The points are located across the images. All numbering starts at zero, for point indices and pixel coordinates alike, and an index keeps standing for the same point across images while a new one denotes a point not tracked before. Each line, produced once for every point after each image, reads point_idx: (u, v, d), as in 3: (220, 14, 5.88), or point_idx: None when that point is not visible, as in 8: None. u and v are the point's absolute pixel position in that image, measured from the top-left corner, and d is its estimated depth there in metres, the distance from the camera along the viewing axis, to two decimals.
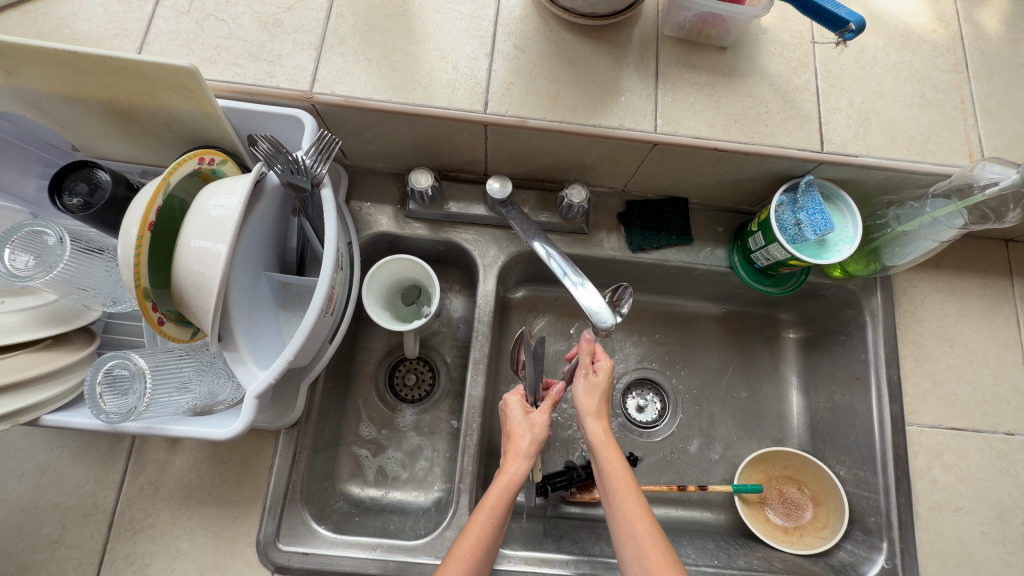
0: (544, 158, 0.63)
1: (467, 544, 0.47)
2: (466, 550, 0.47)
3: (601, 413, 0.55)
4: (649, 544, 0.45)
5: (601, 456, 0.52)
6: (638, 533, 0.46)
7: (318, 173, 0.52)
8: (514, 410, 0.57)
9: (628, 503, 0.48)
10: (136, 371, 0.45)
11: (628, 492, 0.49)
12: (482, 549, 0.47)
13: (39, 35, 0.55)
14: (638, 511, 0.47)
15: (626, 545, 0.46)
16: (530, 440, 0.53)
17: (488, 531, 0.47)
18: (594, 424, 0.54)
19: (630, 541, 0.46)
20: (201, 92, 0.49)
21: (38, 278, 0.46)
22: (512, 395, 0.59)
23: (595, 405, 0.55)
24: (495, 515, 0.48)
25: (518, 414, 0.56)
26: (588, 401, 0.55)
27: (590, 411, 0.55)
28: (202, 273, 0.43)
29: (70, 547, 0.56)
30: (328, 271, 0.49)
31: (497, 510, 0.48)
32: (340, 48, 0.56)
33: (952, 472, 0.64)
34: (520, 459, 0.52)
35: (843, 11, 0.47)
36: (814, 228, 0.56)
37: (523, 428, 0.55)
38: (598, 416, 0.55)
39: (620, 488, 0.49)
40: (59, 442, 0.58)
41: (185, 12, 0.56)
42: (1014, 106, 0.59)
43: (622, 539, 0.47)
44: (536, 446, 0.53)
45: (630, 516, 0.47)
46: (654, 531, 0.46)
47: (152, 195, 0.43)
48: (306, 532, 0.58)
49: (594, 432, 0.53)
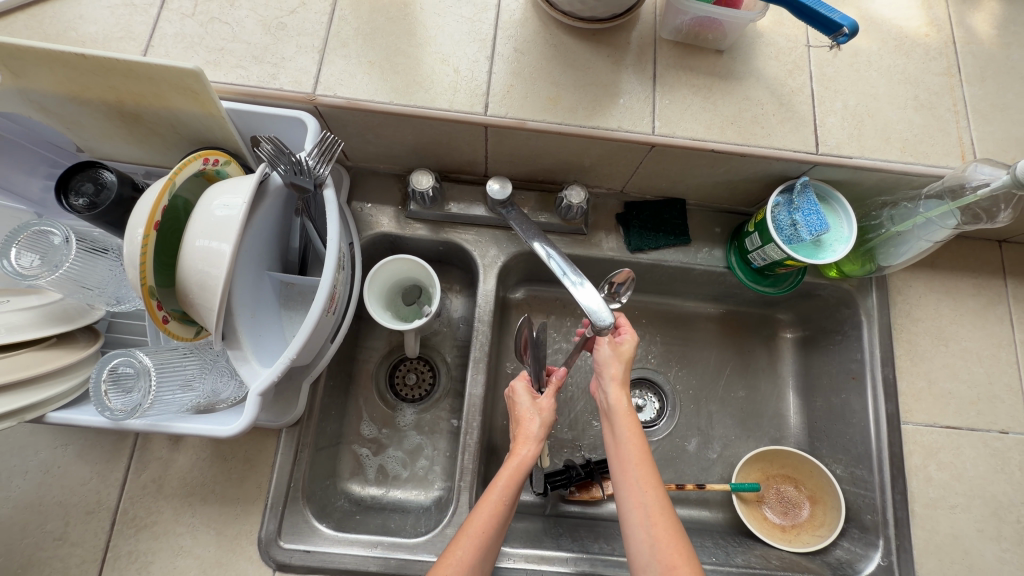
0: (543, 159, 0.64)
1: (478, 519, 0.48)
2: (479, 524, 0.48)
3: (624, 381, 0.56)
4: (658, 513, 0.47)
5: (620, 424, 0.53)
6: (647, 501, 0.47)
7: (320, 175, 0.53)
8: (523, 396, 0.58)
9: (641, 472, 0.49)
10: (141, 368, 0.46)
11: (642, 461, 0.50)
12: (494, 524, 0.48)
13: (45, 37, 0.55)
14: (651, 480, 0.48)
15: (635, 511, 0.47)
16: (539, 423, 0.55)
17: (499, 509, 0.49)
18: (618, 391, 0.55)
19: (640, 508, 0.47)
20: (206, 94, 0.49)
21: (44, 278, 0.46)
22: (518, 381, 0.61)
23: (621, 373, 0.56)
24: (506, 494, 0.49)
25: (526, 400, 0.58)
26: (613, 367, 0.57)
27: (614, 377, 0.56)
28: (207, 273, 0.44)
29: (73, 544, 0.56)
30: (330, 271, 0.50)
31: (508, 489, 0.50)
32: (342, 51, 0.57)
33: (947, 469, 0.64)
34: (531, 443, 0.53)
35: (836, 15, 0.48)
36: (810, 228, 0.57)
37: (530, 413, 0.56)
38: (622, 385, 0.56)
39: (635, 457, 0.50)
40: (63, 440, 0.59)
41: (189, 15, 0.57)
42: (1006, 108, 0.60)
43: (631, 504, 0.48)
44: (543, 429, 0.55)
45: (642, 483, 0.48)
46: (663, 499, 0.48)
47: (158, 195, 0.44)
48: (307, 530, 0.58)
49: (618, 400, 0.55)
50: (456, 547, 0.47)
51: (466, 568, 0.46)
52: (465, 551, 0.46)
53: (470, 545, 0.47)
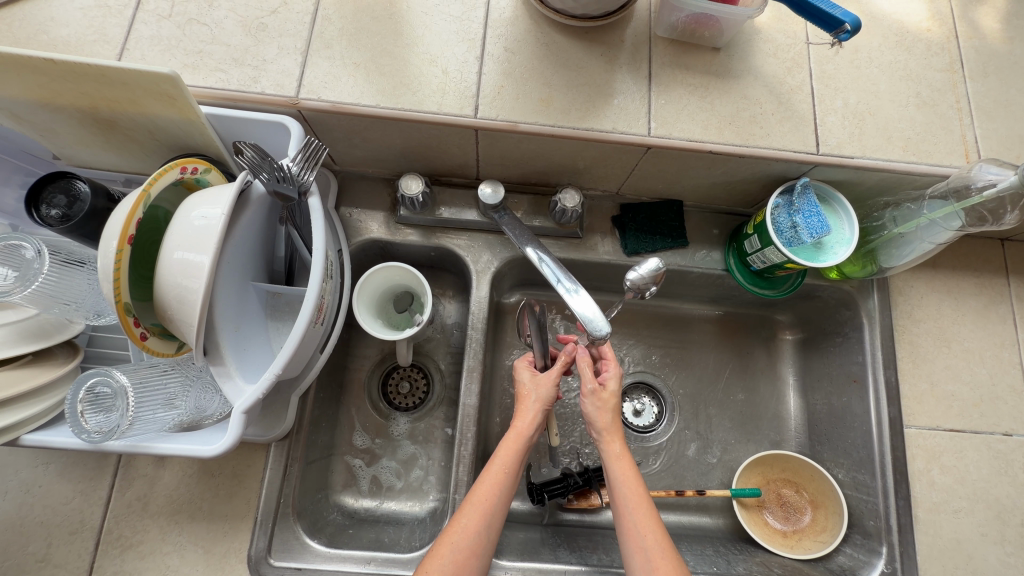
0: (536, 161, 0.62)
1: (484, 489, 0.49)
2: (482, 495, 0.49)
3: (614, 429, 0.54)
4: (660, 557, 0.46)
5: (613, 468, 0.52)
6: (647, 545, 0.47)
7: (304, 181, 0.51)
8: (524, 371, 0.59)
9: (640, 514, 0.48)
10: (119, 388, 0.44)
11: (640, 503, 0.49)
12: (497, 495, 0.49)
13: (15, 41, 0.53)
14: (650, 524, 0.48)
15: (637, 557, 0.47)
16: (535, 402, 0.56)
17: (502, 478, 0.50)
18: (609, 439, 0.53)
19: (641, 553, 0.47)
20: (183, 99, 0.47)
21: (16, 293, 0.44)
22: (523, 361, 0.60)
23: (609, 421, 0.54)
24: (508, 462, 0.51)
25: (526, 377, 0.58)
26: (601, 417, 0.54)
27: (604, 428, 0.54)
28: (185, 286, 0.42)
29: (56, 566, 0.54)
30: (316, 280, 0.48)
31: (510, 459, 0.51)
32: (326, 52, 0.55)
33: (951, 473, 0.63)
34: (531, 419, 0.54)
35: (838, 11, 0.46)
36: (811, 231, 0.55)
37: (530, 389, 0.57)
38: (613, 433, 0.54)
39: (632, 499, 0.49)
40: (44, 458, 0.57)
41: (166, 17, 0.55)
42: (1010, 105, 0.58)
43: (633, 550, 0.47)
44: (543, 408, 0.55)
45: (640, 527, 0.48)
46: (665, 544, 0.47)
47: (132, 207, 0.42)
48: (298, 547, 0.57)
49: (610, 445, 0.53)
50: (461, 516, 0.48)
51: (471, 535, 0.46)
52: (471, 520, 0.47)
53: (476, 513, 0.48)
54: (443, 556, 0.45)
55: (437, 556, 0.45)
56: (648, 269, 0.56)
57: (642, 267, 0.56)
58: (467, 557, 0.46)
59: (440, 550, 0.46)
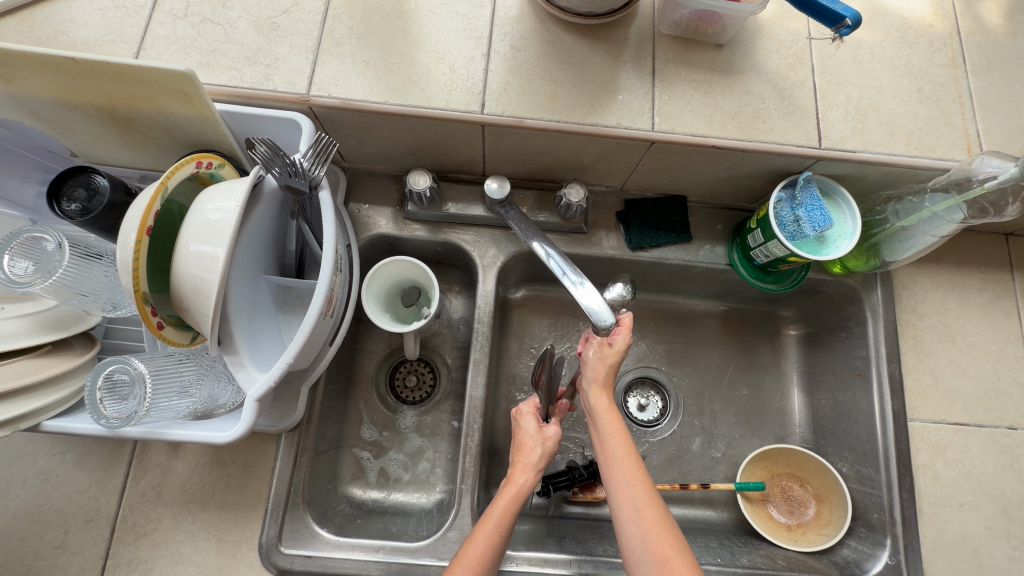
0: (541, 157, 0.63)
1: (474, 549, 0.47)
2: (474, 556, 0.47)
3: (607, 382, 0.54)
4: (647, 505, 0.46)
5: (602, 422, 0.52)
6: (636, 495, 0.47)
7: (315, 176, 0.52)
8: (528, 421, 0.57)
9: (628, 466, 0.49)
10: (137, 375, 0.46)
11: (627, 455, 0.49)
12: (490, 556, 0.47)
13: (37, 41, 0.55)
14: (637, 475, 0.48)
15: (625, 507, 0.47)
16: (539, 451, 0.54)
17: (496, 538, 0.48)
18: (598, 392, 0.54)
19: (629, 504, 0.47)
20: (198, 96, 0.49)
21: (37, 284, 0.46)
22: (525, 405, 0.60)
23: (604, 374, 0.54)
24: (503, 523, 0.49)
25: (531, 426, 0.57)
26: (597, 369, 0.54)
27: (596, 380, 0.54)
28: (201, 277, 0.43)
29: (72, 553, 0.56)
30: (327, 272, 0.49)
31: (504, 516, 0.49)
32: (336, 51, 0.56)
33: (955, 467, 0.64)
34: (528, 470, 0.53)
35: (839, 6, 0.47)
36: (814, 224, 0.56)
37: (534, 440, 0.55)
38: (603, 386, 0.54)
39: (620, 452, 0.50)
40: (61, 447, 0.58)
41: (182, 17, 0.56)
42: (1012, 99, 0.59)
43: (622, 501, 0.47)
44: (544, 458, 0.54)
45: (629, 477, 0.48)
46: (651, 493, 0.47)
47: (151, 199, 0.43)
48: (308, 535, 0.58)
49: (598, 399, 0.53)
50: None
51: None
52: None
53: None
54: None
55: None
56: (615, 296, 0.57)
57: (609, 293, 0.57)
58: None
59: None
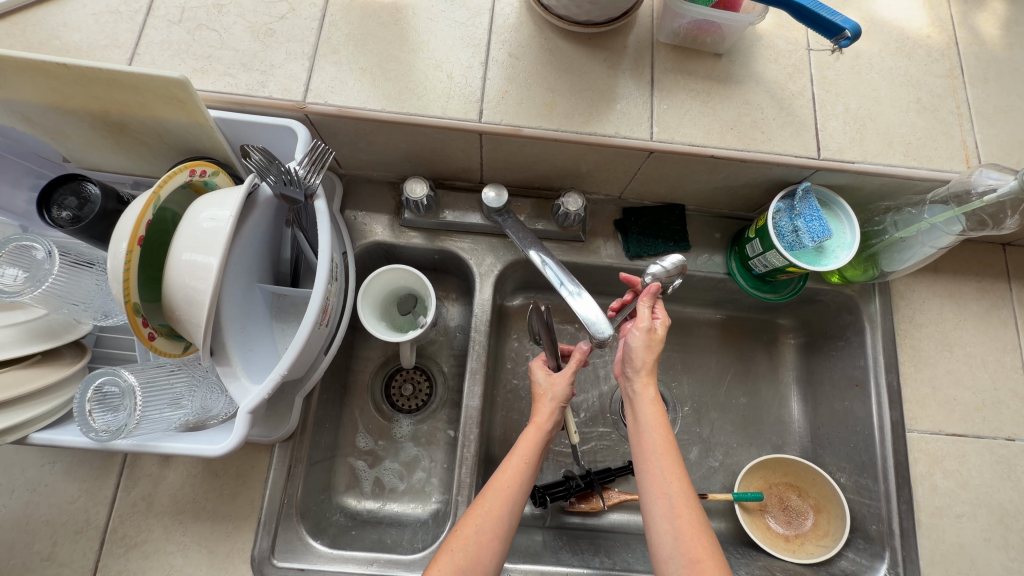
0: (539, 166, 0.63)
1: (505, 477, 0.48)
2: (504, 481, 0.48)
3: (652, 370, 0.53)
4: (682, 505, 0.46)
5: (644, 413, 0.51)
6: (672, 492, 0.46)
7: (311, 184, 0.52)
8: (538, 371, 0.58)
9: (667, 461, 0.48)
10: (126, 387, 0.45)
11: (667, 450, 0.48)
12: (519, 482, 0.48)
13: (28, 46, 0.54)
14: (676, 472, 0.47)
15: (659, 502, 0.46)
16: (550, 401, 0.55)
17: (522, 469, 0.49)
18: (644, 381, 0.53)
19: (663, 499, 0.46)
20: (193, 103, 0.48)
21: (27, 294, 0.45)
22: (535, 360, 0.60)
23: (651, 362, 0.53)
24: (528, 455, 0.50)
25: (541, 376, 0.58)
26: (645, 356, 0.53)
27: (642, 368, 0.53)
28: (195, 287, 0.43)
29: (60, 565, 0.55)
30: (322, 282, 0.48)
31: (530, 451, 0.50)
32: (333, 58, 0.56)
33: (953, 477, 0.63)
34: (547, 417, 0.54)
35: (837, 18, 0.47)
36: (812, 235, 0.56)
37: (545, 389, 0.56)
38: (649, 376, 0.53)
39: (660, 445, 0.49)
40: (50, 458, 0.57)
41: (176, 22, 0.56)
42: (1010, 111, 0.59)
43: (656, 496, 0.46)
44: (558, 407, 0.54)
45: (667, 473, 0.47)
46: (687, 492, 0.46)
47: (142, 209, 0.42)
48: (302, 547, 0.57)
49: (644, 388, 0.53)
50: (483, 501, 0.47)
51: (494, 518, 0.46)
52: (493, 504, 0.46)
53: (498, 498, 0.47)
54: (467, 537, 0.45)
55: (461, 536, 0.45)
56: (671, 261, 0.58)
57: (665, 262, 0.58)
58: (491, 539, 0.45)
59: (464, 531, 0.45)
